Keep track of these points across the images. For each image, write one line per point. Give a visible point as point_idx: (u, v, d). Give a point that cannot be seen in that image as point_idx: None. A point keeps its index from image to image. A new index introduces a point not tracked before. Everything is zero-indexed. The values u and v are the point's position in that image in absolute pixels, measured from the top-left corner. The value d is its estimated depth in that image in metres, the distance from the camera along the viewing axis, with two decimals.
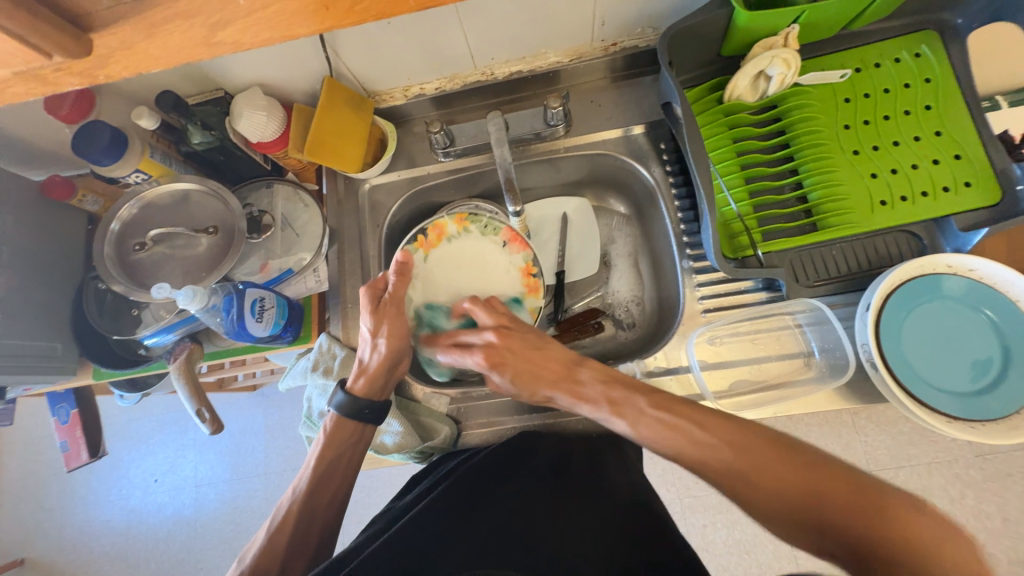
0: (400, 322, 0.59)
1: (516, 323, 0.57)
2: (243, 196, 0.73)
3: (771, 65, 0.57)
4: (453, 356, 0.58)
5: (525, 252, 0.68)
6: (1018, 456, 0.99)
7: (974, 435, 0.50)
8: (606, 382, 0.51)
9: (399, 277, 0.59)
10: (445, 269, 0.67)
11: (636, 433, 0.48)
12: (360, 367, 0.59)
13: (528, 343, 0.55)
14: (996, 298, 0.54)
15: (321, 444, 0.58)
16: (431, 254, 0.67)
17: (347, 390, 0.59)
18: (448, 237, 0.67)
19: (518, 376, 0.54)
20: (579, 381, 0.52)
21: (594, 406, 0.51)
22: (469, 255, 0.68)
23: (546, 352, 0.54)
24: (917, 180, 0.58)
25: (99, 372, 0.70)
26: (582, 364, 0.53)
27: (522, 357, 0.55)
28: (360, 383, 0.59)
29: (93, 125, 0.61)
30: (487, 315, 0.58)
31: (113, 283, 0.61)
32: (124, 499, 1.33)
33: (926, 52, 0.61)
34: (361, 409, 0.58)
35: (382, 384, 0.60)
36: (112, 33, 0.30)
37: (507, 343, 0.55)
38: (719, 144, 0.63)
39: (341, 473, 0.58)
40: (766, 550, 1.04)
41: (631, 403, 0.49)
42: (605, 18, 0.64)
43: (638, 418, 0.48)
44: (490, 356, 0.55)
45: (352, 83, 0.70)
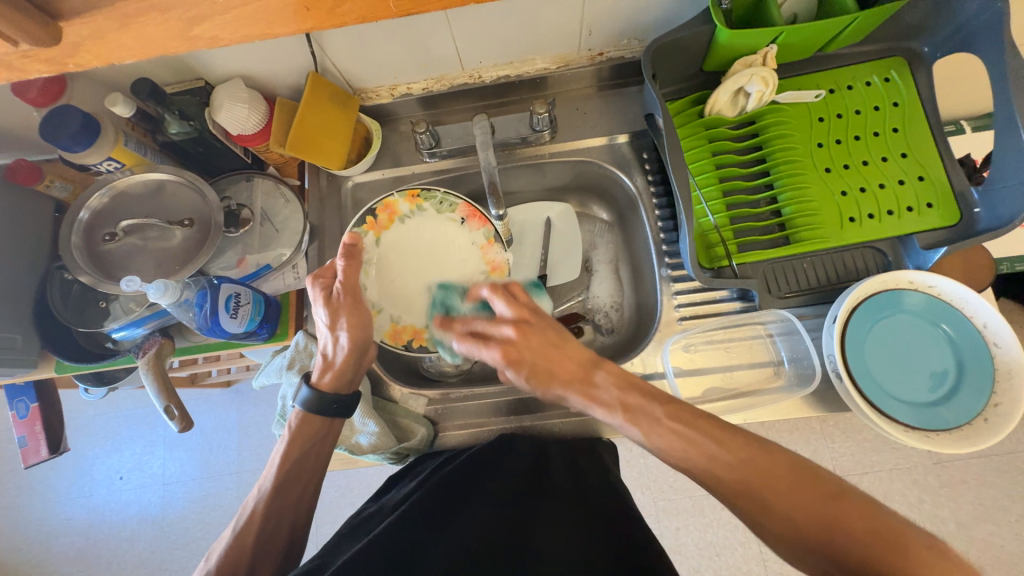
0: (359, 310, 0.58)
1: (538, 318, 0.54)
2: (221, 189, 0.72)
3: (750, 82, 0.59)
4: (468, 346, 0.54)
5: (485, 228, 0.70)
6: (972, 464, 1.04)
7: (931, 444, 0.52)
8: (622, 387, 0.49)
9: (348, 262, 0.57)
10: (398, 249, 0.71)
11: (648, 442, 0.47)
12: (325, 363, 0.58)
13: (546, 341, 0.52)
14: (953, 313, 0.56)
15: (286, 441, 0.57)
16: (383, 234, 0.70)
17: (312, 385, 0.58)
18: (399, 217, 0.70)
19: (535, 374, 0.52)
20: (594, 384, 0.50)
21: (606, 410, 0.49)
22: (422, 236, 0.72)
23: (563, 350, 0.52)
24: (884, 199, 0.61)
25: (63, 366, 0.67)
26: (599, 366, 0.51)
27: (545, 353, 0.52)
28: (326, 378, 0.58)
29: (63, 110, 0.59)
30: (504, 305, 0.54)
31: (80, 274, 0.59)
32: (86, 497, 1.28)
33: (895, 77, 0.64)
34: (328, 404, 0.57)
35: (350, 376, 0.59)
36: (83, 22, 0.30)
37: (526, 339, 0.52)
38: (699, 156, 0.65)
39: (309, 469, 0.57)
40: (736, 552, 1.07)
41: (646, 411, 0.47)
42: (592, 29, 0.65)
43: (653, 427, 0.46)
44: (507, 352, 0.51)
45: (337, 80, 0.70)
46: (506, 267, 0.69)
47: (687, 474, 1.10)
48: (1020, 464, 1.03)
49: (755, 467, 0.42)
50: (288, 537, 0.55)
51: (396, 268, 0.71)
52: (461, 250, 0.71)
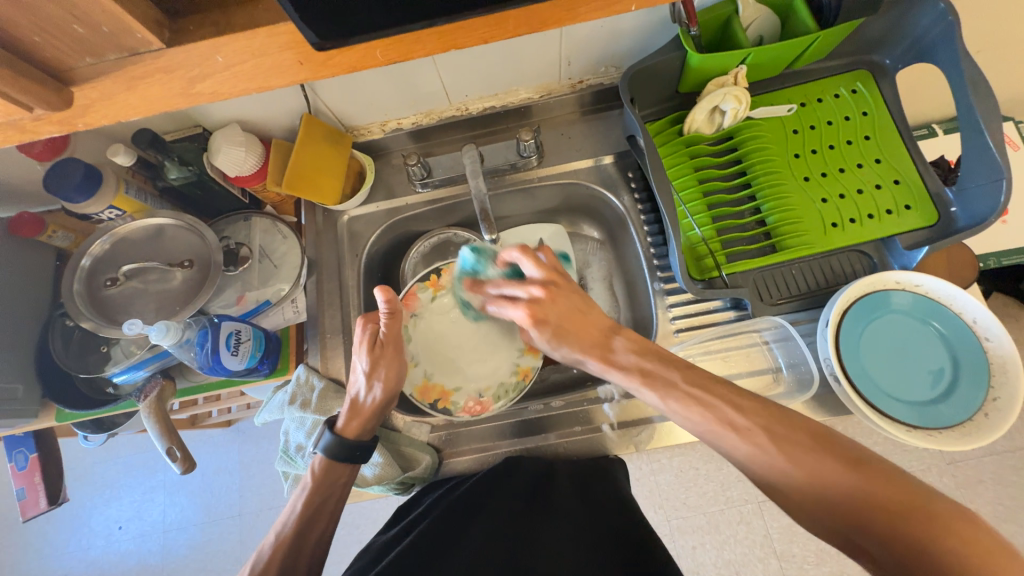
0: (397, 362, 0.61)
1: (562, 281, 0.59)
2: (220, 230, 0.74)
3: (724, 100, 0.61)
4: (497, 306, 0.63)
5: None
6: (986, 461, 1.03)
7: (934, 443, 0.53)
8: (640, 353, 0.52)
9: (390, 316, 0.60)
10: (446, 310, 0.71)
11: (667, 405, 0.48)
12: (353, 408, 0.59)
13: (573, 303, 0.57)
14: (941, 310, 0.57)
15: (308, 485, 0.57)
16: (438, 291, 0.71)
17: (336, 432, 0.58)
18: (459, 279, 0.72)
19: (558, 333, 0.57)
20: (612, 350, 0.54)
21: (625, 374, 0.52)
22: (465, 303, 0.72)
23: (588, 317, 0.57)
24: (864, 204, 0.63)
25: (63, 414, 0.67)
26: (616, 333, 0.55)
27: (567, 315, 0.57)
28: (351, 425, 0.59)
29: (67, 163, 0.61)
30: (533, 267, 0.60)
31: (82, 320, 0.60)
32: (85, 549, 1.24)
33: (862, 89, 0.67)
34: (353, 451, 0.57)
35: (373, 424, 0.60)
36: (93, 86, 0.32)
37: (553, 300, 0.58)
38: (682, 172, 0.67)
39: (332, 509, 0.57)
40: (755, 569, 1.04)
41: (663, 376, 0.49)
42: (572, 59, 0.68)
43: (670, 390, 0.48)
44: (534, 312, 0.58)
45: (330, 120, 0.73)
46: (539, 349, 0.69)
47: (699, 490, 1.08)
48: None
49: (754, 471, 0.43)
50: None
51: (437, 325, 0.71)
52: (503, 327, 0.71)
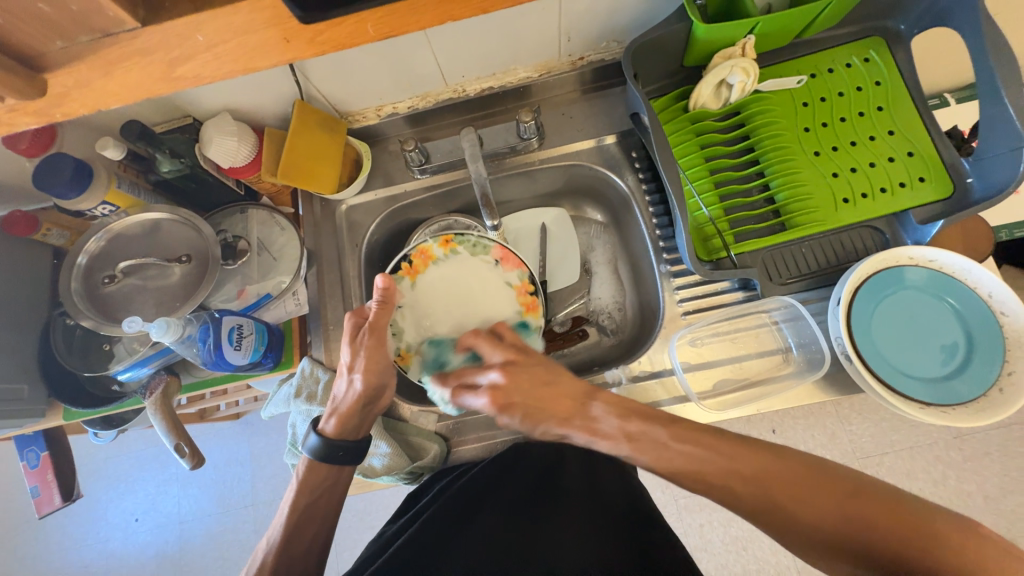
0: (381, 354, 0.58)
1: (525, 357, 0.54)
2: (216, 223, 0.72)
3: (731, 74, 0.59)
4: (463, 399, 0.54)
5: (520, 269, 0.70)
6: (993, 435, 1.03)
7: (947, 420, 0.52)
8: (621, 416, 0.48)
9: (381, 305, 0.58)
10: (432, 293, 0.69)
11: (658, 466, 0.46)
12: (332, 407, 0.58)
13: (536, 379, 0.52)
14: (956, 286, 0.56)
15: (296, 488, 0.57)
16: (418, 279, 0.69)
17: (319, 433, 0.58)
18: (432, 261, 0.70)
19: (529, 414, 0.51)
20: (592, 416, 0.49)
21: (611, 442, 0.48)
22: (446, 282, 0.70)
23: (555, 388, 0.51)
24: (876, 178, 0.61)
25: (70, 413, 0.67)
26: (593, 398, 0.50)
27: (534, 391, 0.51)
28: (331, 424, 0.58)
29: (55, 158, 0.59)
30: (490, 351, 0.56)
31: (82, 318, 0.60)
32: (103, 541, 1.27)
33: (875, 57, 0.65)
34: (335, 452, 0.57)
35: (357, 423, 0.58)
36: (67, 72, 0.30)
37: (515, 381, 0.52)
38: (687, 151, 0.65)
39: (322, 513, 0.57)
40: (762, 545, 1.05)
41: (650, 436, 0.47)
42: (571, 34, 0.66)
43: (659, 452, 0.46)
44: (498, 396, 0.51)
45: (323, 105, 0.70)
46: (540, 309, 0.69)
47: None
48: None
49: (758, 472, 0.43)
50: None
51: (429, 310, 0.69)
52: (498, 296, 0.70)
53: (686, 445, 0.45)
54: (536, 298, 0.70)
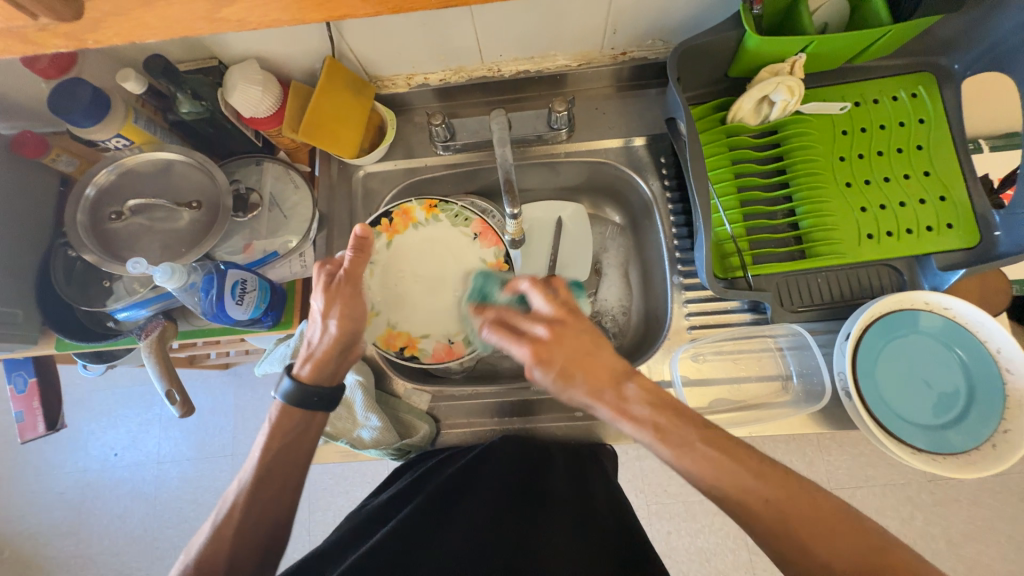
0: (355, 303, 0.57)
1: (574, 318, 0.48)
2: (230, 172, 0.71)
3: (776, 91, 0.57)
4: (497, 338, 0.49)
5: (496, 248, 0.69)
6: (966, 482, 1.04)
7: (937, 468, 0.52)
8: (655, 407, 0.45)
9: (355, 254, 0.57)
10: (406, 255, 0.70)
11: (680, 463, 0.43)
12: (308, 353, 0.57)
13: (581, 346, 0.47)
14: (967, 337, 0.56)
15: (268, 433, 0.55)
16: (395, 238, 0.69)
17: (293, 377, 0.56)
18: (413, 224, 0.69)
19: (565, 375, 0.46)
20: (626, 400, 0.45)
21: (637, 428, 0.45)
22: (417, 251, 0.70)
23: (597, 359, 0.47)
24: (904, 218, 0.60)
25: (64, 343, 0.67)
26: (630, 379, 0.46)
27: (580, 354, 0.47)
28: (307, 369, 0.56)
29: (73, 83, 0.57)
30: (542, 301, 0.49)
31: (85, 252, 0.59)
32: (80, 471, 1.28)
33: (922, 93, 0.63)
34: (309, 397, 0.55)
35: (332, 372, 0.57)
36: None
37: (560, 339, 0.47)
38: (718, 164, 0.64)
39: (285, 469, 0.54)
40: (725, 560, 1.08)
41: (680, 432, 0.43)
42: (618, 27, 0.64)
43: (684, 449, 0.43)
44: (537, 352, 0.46)
45: (353, 66, 0.68)
46: None
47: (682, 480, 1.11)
48: (1016, 486, 1.03)
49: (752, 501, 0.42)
50: (268, 532, 0.54)
51: (394, 278, 0.69)
52: (471, 272, 0.69)
53: (685, 441, 0.43)
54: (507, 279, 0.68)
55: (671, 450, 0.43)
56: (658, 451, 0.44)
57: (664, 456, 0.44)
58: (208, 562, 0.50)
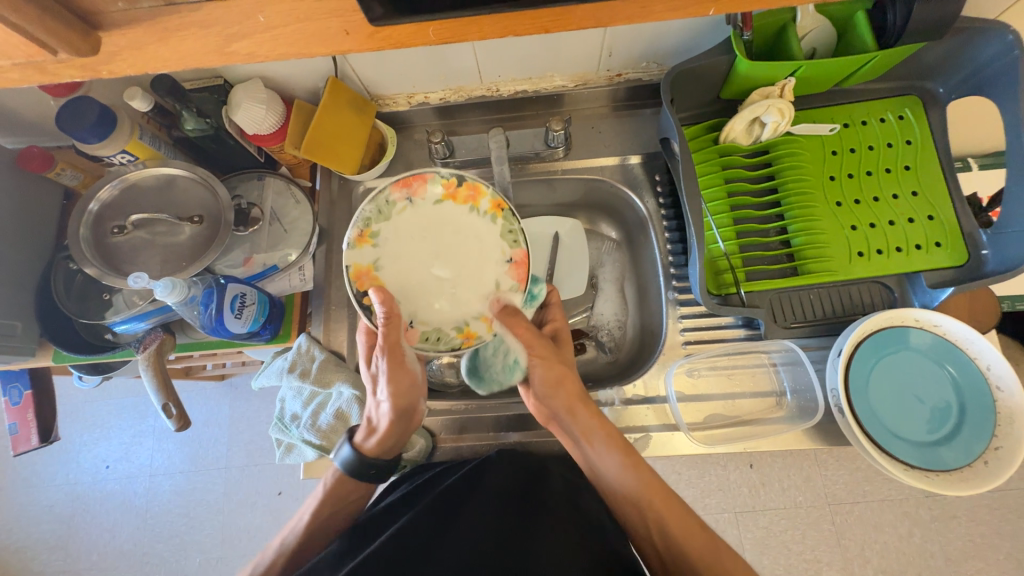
0: (399, 374, 0.56)
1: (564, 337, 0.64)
2: (232, 187, 0.72)
3: (766, 113, 0.59)
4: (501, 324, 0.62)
5: (517, 286, 0.60)
6: (963, 499, 1.04)
7: (931, 485, 0.52)
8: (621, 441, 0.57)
9: (388, 321, 0.55)
10: (437, 221, 0.61)
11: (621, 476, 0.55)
12: (371, 427, 0.58)
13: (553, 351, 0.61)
14: (957, 355, 0.56)
15: (318, 496, 0.58)
16: (448, 202, 0.61)
17: (354, 446, 0.57)
18: (471, 206, 0.61)
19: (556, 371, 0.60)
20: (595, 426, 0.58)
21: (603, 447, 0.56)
22: (461, 228, 0.61)
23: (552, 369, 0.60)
24: (893, 236, 0.61)
25: (60, 356, 0.67)
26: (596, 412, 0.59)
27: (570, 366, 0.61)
28: (369, 442, 0.57)
29: (80, 100, 0.58)
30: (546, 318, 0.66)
31: (86, 265, 0.59)
32: (70, 483, 1.27)
33: (908, 116, 0.65)
34: (366, 469, 0.57)
35: (393, 443, 0.58)
36: (123, 33, 0.31)
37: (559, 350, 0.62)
38: (711, 182, 0.65)
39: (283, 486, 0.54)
40: None
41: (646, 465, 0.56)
42: (613, 50, 0.66)
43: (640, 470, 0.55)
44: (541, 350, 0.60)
45: (355, 85, 0.70)
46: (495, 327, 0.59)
47: None
48: (1013, 503, 1.03)
49: None
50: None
51: (415, 227, 0.61)
52: (478, 281, 0.61)
53: (642, 468, 0.55)
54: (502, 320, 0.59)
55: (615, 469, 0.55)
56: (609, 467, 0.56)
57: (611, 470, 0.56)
58: None
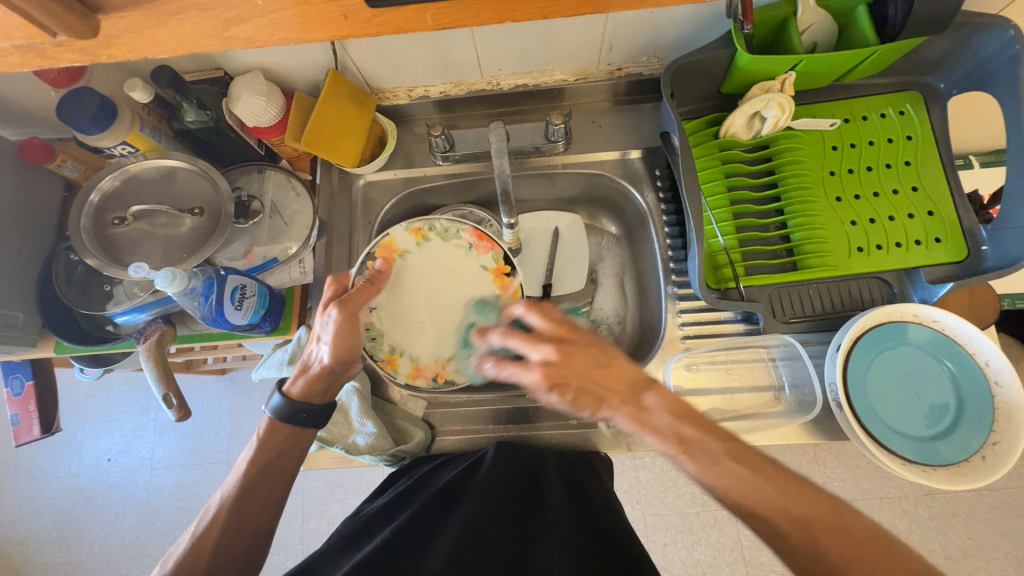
0: (351, 332, 0.56)
1: (575, 333, 0.52)
2: (232, 179, 0.72)
3: (766, 107, 0.59)
4: (506, 370, 0.51)
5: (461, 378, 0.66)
6: (963, 497, 1.04)
7: (927, 479, 0.52)
8: (676, 416, 0.47)
9: (367, 283, 0.59)
10: (464, 270, 0.68)
11: (703, 477, 0.45)
12: (303, 367, 0.57)
13: (590, 360, 0.50)
14: (956, 350, 0.56)
15: (253, 447, 0.56)
16: (486, 270, 0.68)
17: (284, 393, 0.57)
18: (497, 294, 0.68)
19: (581, 393, 0.49)
20: (644, 408, 0.48)
21: (659, 438, 0.47)
22: (468, 301, 0.68)
23: (610, 371, 0.50)
24: (893, 231, 0.61)
25: (62, 346, 0.67)
26: (650, 388, 0.49)
27: (591, 371, 0.50)
28: (298, 385, 0.57)
29: (81, 91, 0.58)
30: (541, 320, 0.53)
31: (86, 256, 0.59)
32: (72, 476, 1.27)
33: (910, 111, 0.65)
34: (298, 412, 0.56)
35: (324, 390, 0.58)
36: (121, 16, 0.31)
37: (570, 360, 0.50)
38: (711, 176, 0.65)
39: (275, 480, 0.55)
40: (721, 572, 1.07)
41: (702, 445, 0.46)
42: (614, 44, 0.65)
43: (710, 463, 0.45)
44: (549, 374, 0.49)
45: (356, 78, 0.70)
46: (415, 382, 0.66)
47: (678, 491, 1.11)
48: (1012, 501, 1.03)
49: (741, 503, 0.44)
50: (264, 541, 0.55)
51: (445, 263, 0.68)
52: (446, 334, 0.68)
53: (710, 454, 0.45)
54: (420, 380, 0.66)
55: (699, 464, 0.45)
56: (685, 465, 0.46)
57: (688, 472, 0.46)
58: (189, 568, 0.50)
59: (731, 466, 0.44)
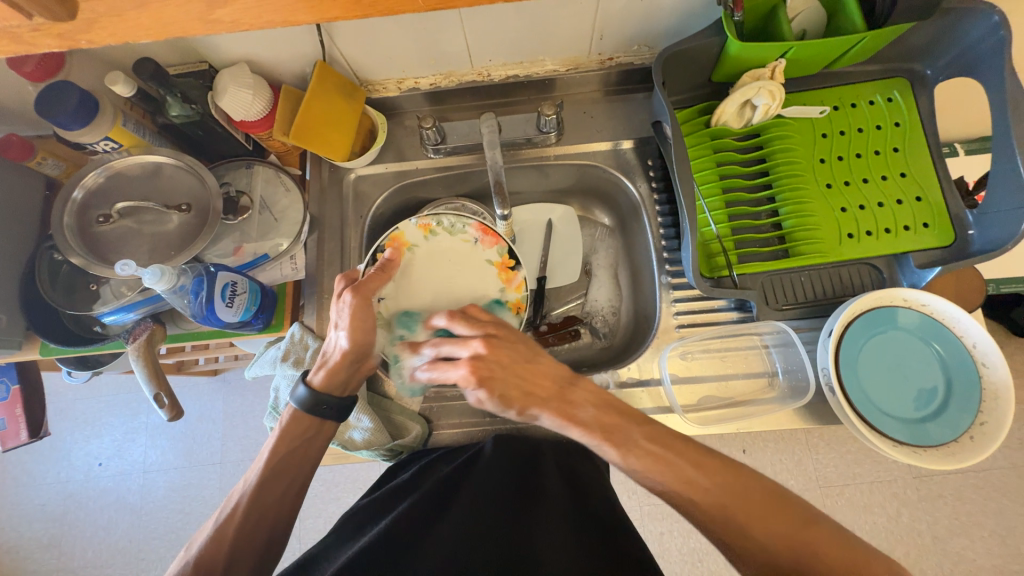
0: (366, 314, 0.55)
1: (503, 332, 0.53)
2: (220, 175, 0.71)
3: (757, 95, 0.59)
4: (435, 370, 0.51)
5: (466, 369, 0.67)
6: (950, 478, 1.07)
7: (918, 460, 0.53)
8: (599, 406, 0.49)
9: (379, 272, 0.60)
10: (471, 263, 0.68)
11: (626, 463, 0.46)
12: (322, 360, 0.56)
13: (519, 356, 0.51)
14: (944, 333, 0.57)
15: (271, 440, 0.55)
16: (492, 265, 0.68)
17: (307, 383, 0.56)
18: (503, 289, 0.67)
19: (506, 394, 0.50)
20: (571, 402, 0.49)
21: (585, 430, 0.48)
22: (472, 291, 0.68)
23: (535, 366, 0.51)
24: (882, 217, 0.61)
25: (48, 349, 0.66)
26: (574, 384, 0.50)
27: (515, 366, 0.51)
28: (319, 376, 0.55)
29: (60, 85, 0.57)
30: (467, 329, 0.54)
31: (71, 255, 0.58)
32: (63, 482, 1.25)
33: (897, 97, 0.65)
34: (321, 405, 0.55)
35: (347, 381, 0.56)
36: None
37: (496, 355, 0.51)
38: (703, 166, 0.65)
39: (279, 478, 0.54)
40: (718, 559, 1.08)
41: (625, 432, 0.47)
42: (604, 33, 0.65)
43: (631, 447, 0.46)
44: (478, 369, 0.50)
45: (345, 70, 0.69)
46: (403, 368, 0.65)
47: None
48: (998, 481, 1.05)
49: (728, 490, 0.44)
50: (270, 542, 0.53)
51: (451, 257, 0.68)
52: None
53: (630, 439, 0.47)
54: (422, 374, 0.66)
55: (619, 448, 0.47)
56: (607, 451, 0.47)
57: (611, 458, 0.47)
58: (209, 564, 0.50)
59: (651, 448, 0.46)
